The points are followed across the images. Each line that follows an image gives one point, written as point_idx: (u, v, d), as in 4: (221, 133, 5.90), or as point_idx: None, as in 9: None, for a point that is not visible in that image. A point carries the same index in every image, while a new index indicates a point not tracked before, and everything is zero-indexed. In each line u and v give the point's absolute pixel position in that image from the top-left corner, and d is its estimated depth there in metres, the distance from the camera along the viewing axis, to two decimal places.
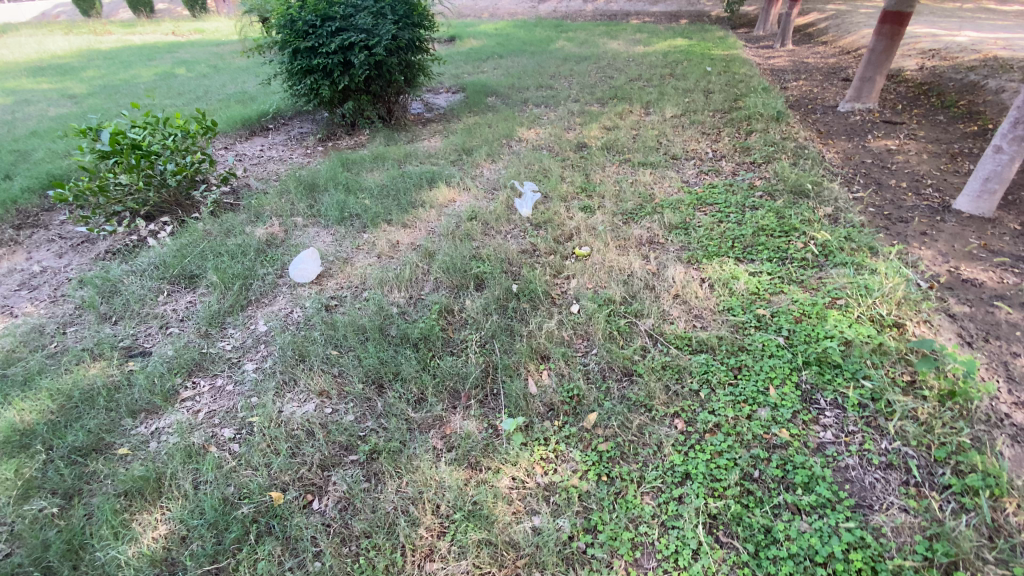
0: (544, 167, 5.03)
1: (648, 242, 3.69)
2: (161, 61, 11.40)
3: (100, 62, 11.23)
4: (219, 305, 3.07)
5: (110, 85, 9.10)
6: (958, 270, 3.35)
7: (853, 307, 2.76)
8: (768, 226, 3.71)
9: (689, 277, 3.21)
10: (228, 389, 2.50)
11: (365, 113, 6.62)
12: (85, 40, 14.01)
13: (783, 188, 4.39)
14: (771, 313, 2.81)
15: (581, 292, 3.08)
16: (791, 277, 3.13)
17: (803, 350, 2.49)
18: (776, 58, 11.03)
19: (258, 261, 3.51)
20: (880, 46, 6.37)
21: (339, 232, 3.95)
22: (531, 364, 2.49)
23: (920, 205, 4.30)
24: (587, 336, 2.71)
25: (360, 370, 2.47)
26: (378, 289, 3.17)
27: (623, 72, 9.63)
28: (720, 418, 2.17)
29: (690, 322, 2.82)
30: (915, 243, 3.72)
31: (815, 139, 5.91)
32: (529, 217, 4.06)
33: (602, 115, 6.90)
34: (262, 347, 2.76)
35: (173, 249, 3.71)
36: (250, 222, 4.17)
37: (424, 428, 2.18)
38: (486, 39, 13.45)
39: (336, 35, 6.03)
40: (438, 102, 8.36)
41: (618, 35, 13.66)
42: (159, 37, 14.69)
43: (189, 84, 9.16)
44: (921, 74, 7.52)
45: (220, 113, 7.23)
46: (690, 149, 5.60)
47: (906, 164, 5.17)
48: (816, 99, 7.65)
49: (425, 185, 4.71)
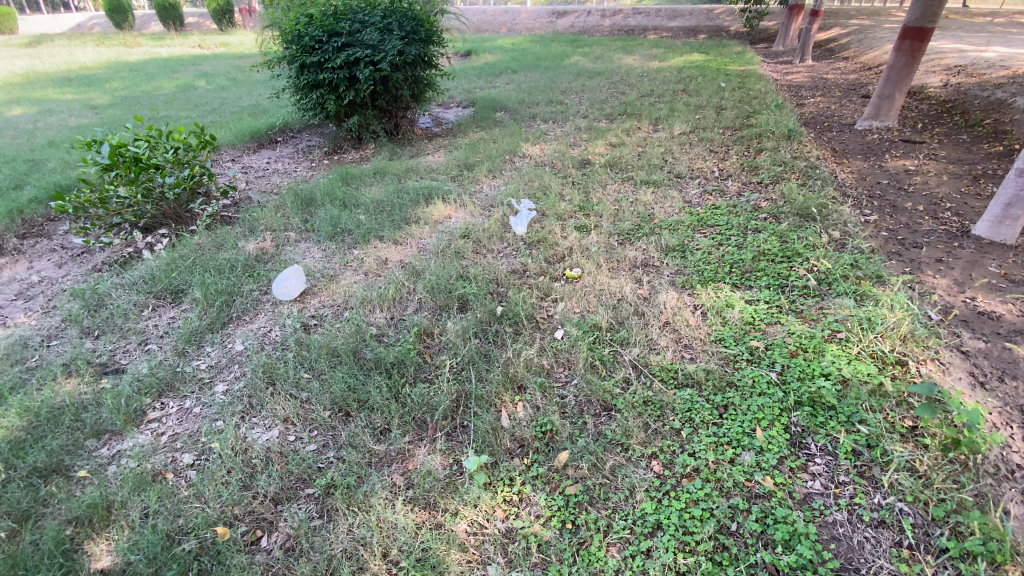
0: (545, 184, 4.94)
1: (643, 265, 3.56)
2: (184, 73, 11.71)
3: (126, 73, 11.59)
4: (199, 322, 3.04)
5: (131, 97, 9.36)
6: (974, 302, 3.14)
7: (853, 342, 2.59)
8: (769, 250, 3.56)
9: (682, 303, 3.07)
10: (195, 411, 2.44)
11: (371, 127, 6.64)
12: (115, 52, 14.52)
13: (788, 210, 4.22)
14: (766, 345, 2.65)
15: (567, 316, 2.96)
16: (790, 306, 2.97)
17: (796, 389, 2.33)
18: (794, 74, 10.84)
19: (245, 277, 3.48)
20: (899, 63, 6.16)
21: (330, 248, 3.91)
22: (504, 394, 2.38)
23: (937, 230, 4.09)
24: (568, 364, 2.59)
25: (328, 396, 2.39)
26: (359, 309, 3.10)
27: (635, 87, 9.55)
28: (700, 461, 2.02)
29: (678, 352, 2.68)
30: (929, 271, 3.52)
31: (828, 158, 5.72)
32: (523, 235, 3.97)
33: (609, 131, 6.81)
34: (236, 367, 2.71)
35: (164, 262, 3.70)
36: (244, 236, 4.17)
37: (385, 462, 2.09)
38: (501, 53, 13.53)
39: (342, 50, 6.09)
40: (447, 116, 8.38)
41: (633, 50, 13.61)
42: (186, 50, 15.15)
43: (206, 96, 9.37)
44: (945, 92, 7.26)
45: (232, 125, 7.34)
46: (696, 167, 5.47)
47: (924, 185, 4.95)
48: (832, 117, 7.44)
49: (421, 201, 4.66)
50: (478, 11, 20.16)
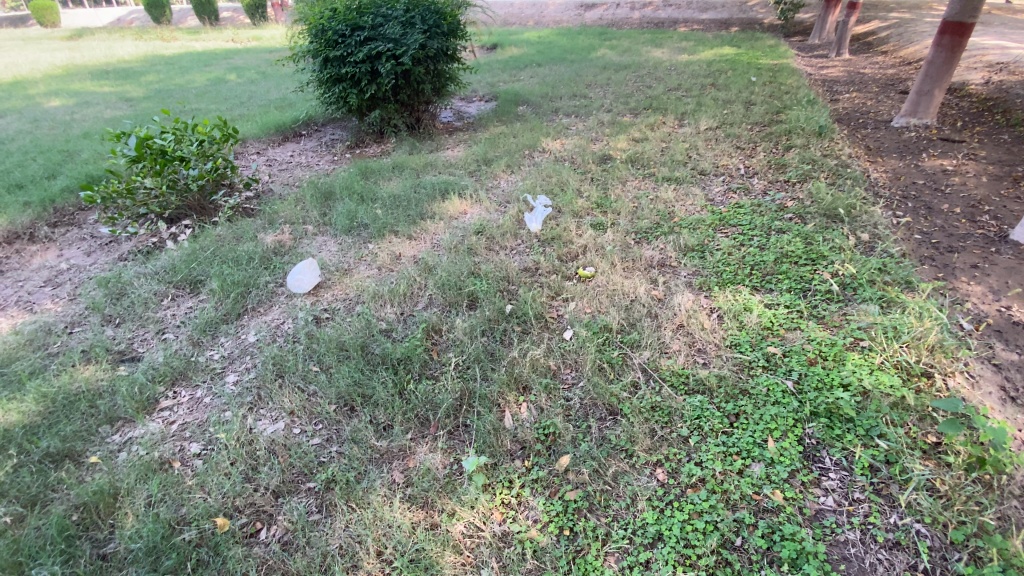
0: (563, 180, 4.87)
1: (659, 265, 3.48)
2: (216, 66, 11.97)
3: (161, 66, 11.90)
4: (214, 312, 3.09)
5: (165, 89, 9.62)
6: (1009, 312, 2.97)
7: (877, 351, 2.46)
8: (792, 252, 3.42)
9: (697, 306, 2.99)
10: (205, 401, 2.49)
11: (392, 121, 6.67)
12: (152, 45, 14.94)
13: (816, 211, 4.06)
14: (783, 352, 2.56)
15: (578, 316, 2.91)
16: (811, 312, 2.85)
17: (813, 399, 2.23)
18: (829, 68, 10.44)
19: (261, 269, 3.53)
20: (940, 58, 5.85)
21: (345, 242, 3.93)
22: (509, 394, 2.34)
23: (974, 234, 3.88)
24: (575, 366, 2.54)
25: (334, 391, 2.40)
26: (370, 303, 3.11)
27: (662, 81, 9.33)
28: (707, 471, 1.96)
29: (691, 356, 2.60)
30: (963, 278, 3.34)
31: (861, 156, 5.48)
32: (538, 232, 3.92)
33: (632, 126, 6.67)
34: (247, 358, 2.75)
35: (185, 253, 3.78)
36: (263, 229, 4.23)
37: (386, 459, 2.08)
38: (527, 47, 13.40)
39: (365, 44, 6.11)
40: (469, 110, 8.36)
41: (662, 43, 13.30)
42: (219, 43, 15.50)
43: (236, 89, 9.56)
44: (990, 87, 6.88)
45: (258, 118, 7.47)
46: (721, 164, 5.31)
47: (962, 187, 4.70)
48: (868, 113, 7.13)
49: (438, 196, 4.64)
50: (506, 4, 20.02)
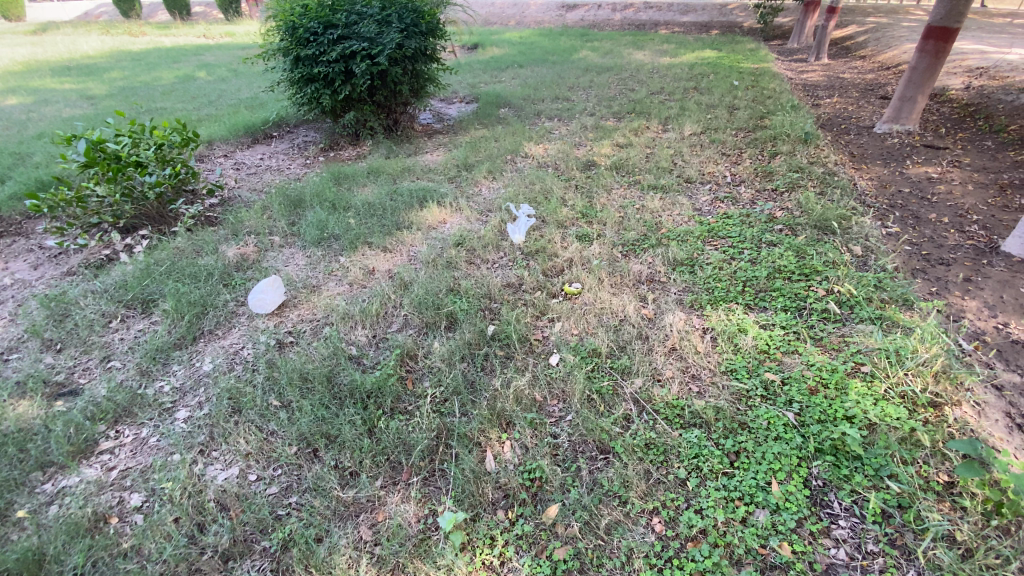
0: (546, 187, 4.69)
1: (648, 280, 3.31)
2: (185, 63, 11.48)
3: (127, 63, 11.36)
4: (166, 337, 2.82)
5: (129, 87, 9.16)
6: (1006, 329, 2.88)
7: (880, 379, 2.32)
8: (785, 267, 3.29)
9: (689, 326, 2.82)
10: (150, 442, 2.23)
11: (368, 124, 6.40)
12: (118, 41, 14.28)
13: (806, 222, 3.94)
14: (782, 379, 2.40)
15: (564, 339, 2.72)
16: (808, 333, 2.71)
17: (817, 434, 2.08)
18: (809, 72, 10.48)
19: (220, 287, 3.25)
20: (923, 64, 5.82)
21: (315, 255, 3.68)
22: (491, 432, 2.14)
23: (963, 246, 3.81)
24: (562, 396, 2.35)
25: (295, 430, 2.17)
26: (339, 325, 2.87)
27: (645, 84, 9.22)
28: (708, 522, 1.79)
29: (685, 384, 2.43)
30: (956, 292, 3.25)
31: (846, 163, 5.42)
32: (521, 244, 3.72)
33: (616, 131, 6.53)
34: (201, 390, 2.49)
35: (138, 267, 3.48)
36: (226, 240, 3.94)
37: (352, 513, 1.86)
38: (509, 47, 13.20)
39: (338, 43, 5.83)
40: (450, 112, 8.12)
41: (644, 45, 13.23)
42: (190, 39, 14.92)
43: (205, 88, 9.14)
44: (968, 94, 6.92)
45: (226, 119, 7.11)
46: (707, 171, 5.19)
47: (948, 195, 4.65)
48: (850, 118, 7.12)
49: (415, 204, 4.41)
50: (486, 3, 19.76)
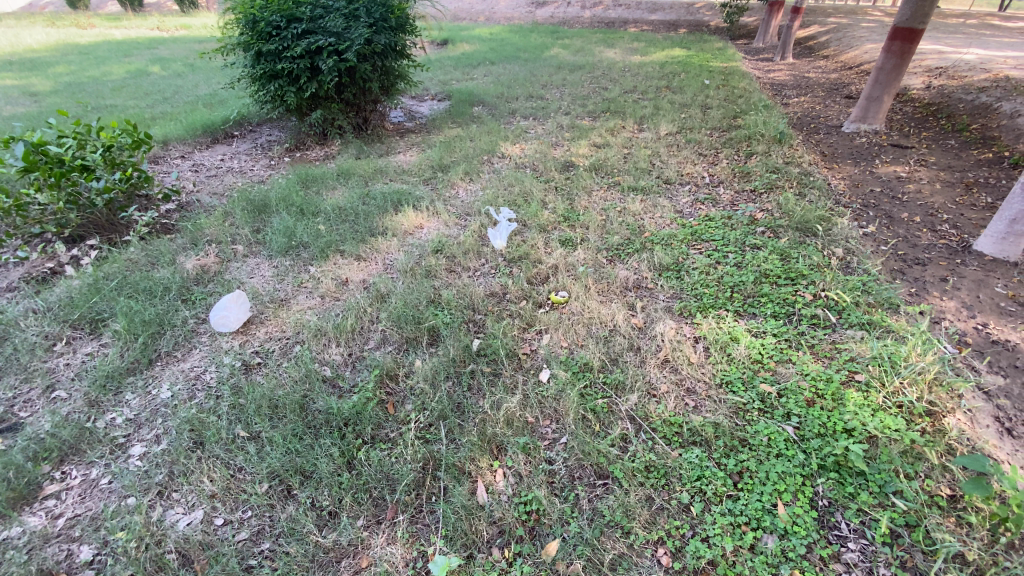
0: (525, 190, 4.55)
1: (635, 287, 3.22)
2: (138, 58, 10.86)
3: (74, 57, 10.66)
4: (118, 362, 2.57)
5: (76, 83, 8.57)
6: (986, 329, 2.90)
7: (875, 388, 2.28)
8: (771, 271, 3.25)
9: (680, 335, 2.74)
10: (101, 484, 2.01)
11: (336, 122, 6.12)
12: (65, 34, 13.42)
13: (787, 224, 3.93)
14: (778, 390, 2.34)
15: (553, 353, 2.60)
16: (800, 341, 2.66)
17: (818, 449, 2.01)
18: (776, 71, 10.66)
19: (179, 303, 3.00)
20: (889, 65, 5.92)
21: (282, 265, 3.45)
22: (481, 460, 2.00)
23: (937, 245, 3.86)
24: (555, 417, 2.23)
25: (266, 466, 1.98)
26: (311, 343, 2.67)
27: (618, 82, 9.19)
28: (716, 552, 1.70)
29: (681, 399, 2.34)
30: (935, 292, 3.26)
31: (819, 163, 5.47)
32: (502, 250, 3.57)
33: (592, 130, 6.45)
34: (158, 422, 2.27)
35: (86, 282, 3.19)
36: (185, 250, 3.66)
37: (333, 559, 1.70)
38: (479, 43, 12.99)
39: (303, 37, 5.54)
40: (421, 110, 7.89)
41: (615, 43, 13.23)
42: (143, 32, 14.15)
43: (160, 84, 8.64)
44: (929, 93, 7.11)
45: (183, 117, 6.70)
46: (685, 172, 5.15)
47: (919, 194, 4.73)
48: (819, 117, 7.23)
49: (389, 209, 4.21)
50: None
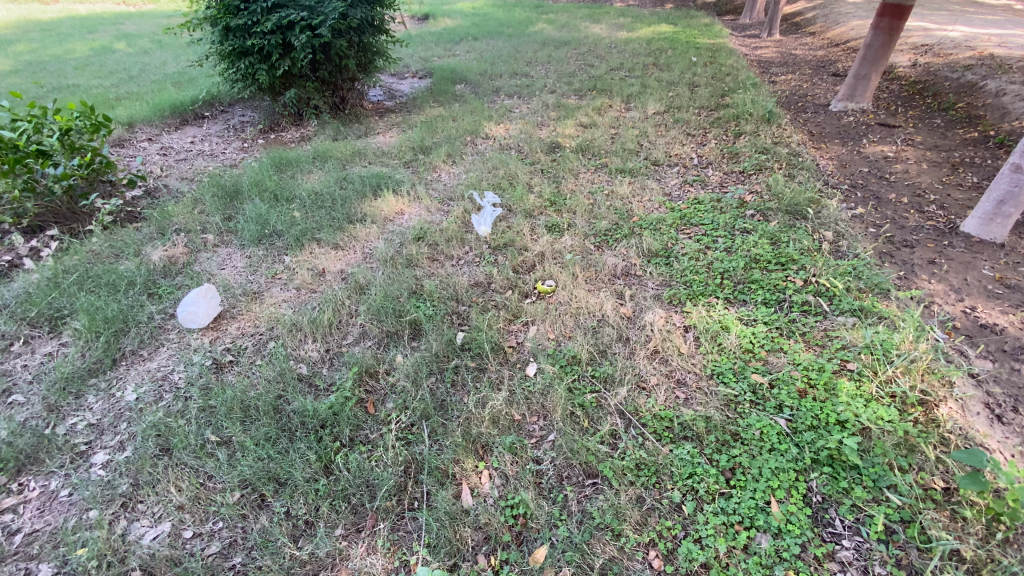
0: (510, 172, 4.41)
1: (623, 274, 3.14)
2: (103, 34, 10.29)
3: (34, 33, 10.06)
4: (79, 364, 2.42)
5: (37, 61, 8.08)
6: (974, 313, 2.86)
7: (867, 377, 2.24)
8: (761, 256, 3.18)
9: (670, 324, 2.67)
10: (61, 497, 1.90)
11: (311, 102, 5.85)
12: (24, 7, 12.66)
13: (777, 207, 3.85)
14: (769, 380, 2.28)
15: (540, 345, 2.51)
16: (791, 329, 2.61)
17: (811, 442, 1.96)
18: (763, 48, 10.51)
19: (144, 298, 2.84)
20: (877, 42, 5.83)
21: (255, 255, 3.28)
22: (466, 462, 1.91)
23: (924, 226, 3.82)
24: (542, 413, 2.15)
25: (237, 474, 1.88)
26: (286, 339, 2.55)
27: (604, 60, 8.97)
28: (709, 554, 1.64)
29: (671, 391, 2.27)
30: (923, 275, 3.22)
31: (808, 143, 5.40)
32: (487, 237, 3.45)
33: (579, 110, 6.28)
34: (122, 427, 2.15)
35: (45, 276, 3.00)
36: (151, 240, 3.47)
37: (310, 572, 1.61)
38: (461, 18, 12.56)
39: (274, 11, 5.24)
40: (401, 88, 7.63)
41: (600, 18, 12.88)
42: (107, 6, 13.42)
43: (126, 62, 8.20)
44: (915, 71, 7.04)
45: (149, 97, 6.37)
46: (674, 153, 5.04)
47: (906, 174, 4.69)
48: (806, 95, 7.14)
49: (368, 193, 4.04)
50: None
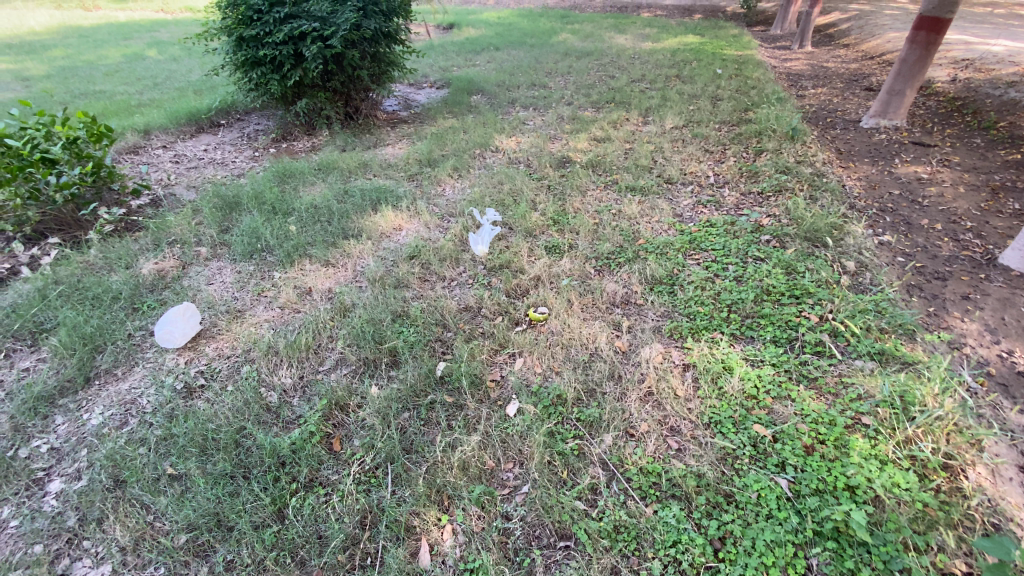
0: (515, 188, 4.27)
1: (623, 302, 2.95)
2: (138, 41, 10.59)
3: (73, 39, 10.40)
4: (51, 383, 2.36)
5: (70, 66, 8.32)
6: (1012, 358, 2.57)
7: (884, 436, 2.00)
8: (774, 287, 2.95)
9: (667, 362, 2.47)
10: (9, 528, 1.81)
11: (323, 112, 5.84)
12: (68, 14, 13.13)
13: (796, 232, 3.60)
14: (773, 433, 2.06)
15: (524, 381, 2.34)
16: (801, 373, 2.37)
17: (815, 511, 1.75)
18: (793, 61, 10.16)
19: (127, 314, 2.79)
20: (912, 57, 5.49)
21: (245, 271, 3.21)
22: (427, 514, 1.77)
23: (958, 256, 3.51)
24: (517, 460, 1.99)
25: (186, 516, 1.77)
26: (261, 363, 2.45)
27: (626, 71, 8.78)
28: None
29: (662, 440, 2.08)
30: (956, 312, 2.92)
31: (834, 162, 5.11)
32: (483, 257, 3.31)
33: (594, 123, 6.12)
34: (82, 454, 2.06)
35: (34, 286, 2.98)
36: (146, 251, 3.44)
37: None
38: (485, 28, 12.52)
39: (286, 22, 5.25)
40: (417, 98, 7.59)
41: (625, 28, 12.69)
42: (146, 14, 13.84)
43: (153, 69, 8.39)
44: (955, 86, 6.65)
45: (169, 105, 6.46)
46: (689, 171, 4.82)
47: (940, 198, 4.37)
48: (836, 111, 6.82)
49: (367, 207, 3.94)
50: None
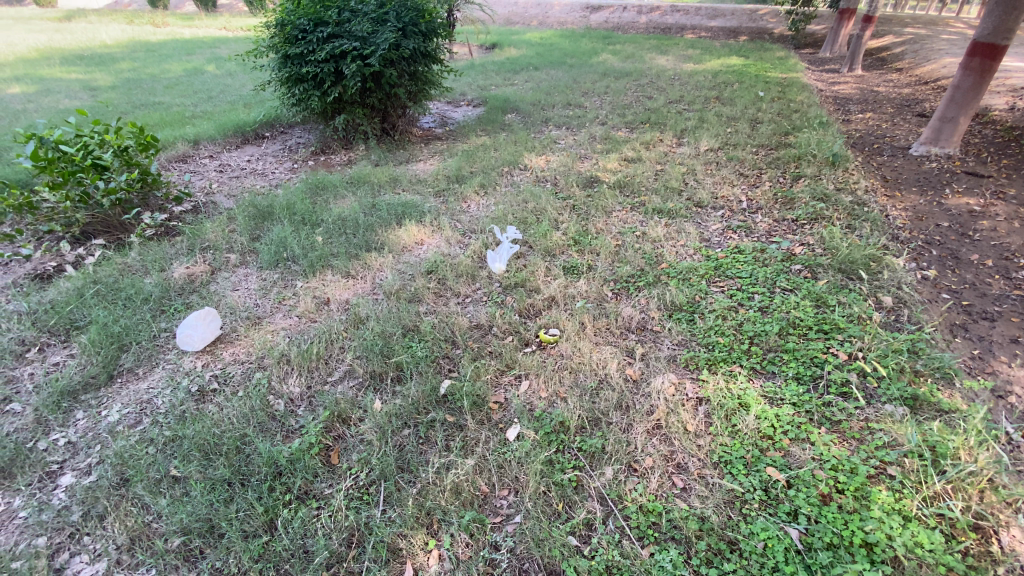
0: (539, 207, 4.26)
1: (638, 328, 2.87)
2: (199, 56, 11.26)
3: (140, 53, 11.13)
4: (75, 379, 2.47)
5: (135, 79, 8.92)
6: None
7: (909, 489, 1.84)
8: (801, 319, 2.80)
9: (680, 394, 2.37)
10: (18, 517, 1.89)
11: (360, 127, 6.03)
12: (140, 30, 14.11)
13: (830, 262, 3.42)
14: (787, 478, 1.94)
15: (528, 405, 2.30)
16: (823, 415, 2.22)
17: (826, 568, 1.63)
18: (842, 84, 9.82)
19: (156, 316, 2.92)
20: (966, 84, 5.21)
21: (269, 279, 3.31)
22: (414, 538, 1.75)
23: (1009, 296, 3.25)
24: (512, 487, 1.94)
25: (181, 520, 1.80)
26: (271, 370, 2.50)
27: (664, 92, 8.69)
28: None
29: (666, 477, 1.98)
30: (1003, 356, 2.69)
31: (878, 189, 4.86)
32: (499, 275, 3.30)
33: (626, 143, 6.06)
34: (94, 449, 2.14)
35: (75, 284, 3.15)
36: (180, 255, 3.60)
37: None
38: (526, 48, 12.69)
39: (329, 41, 5.47)
40: (453, 115, 7.74)
41: (667, 50, 12.61)
42: (209, 32, 14.72)
43: (210, 83, 8.90)
44: (1016, 114, 6.25)
45: (218, 117, 6.81)
46: (720, 195, 4.68)
47: (994, 232, 4.08)
48: (883, 137, 6.53)
49: (392, 221, 4.01)
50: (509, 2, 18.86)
